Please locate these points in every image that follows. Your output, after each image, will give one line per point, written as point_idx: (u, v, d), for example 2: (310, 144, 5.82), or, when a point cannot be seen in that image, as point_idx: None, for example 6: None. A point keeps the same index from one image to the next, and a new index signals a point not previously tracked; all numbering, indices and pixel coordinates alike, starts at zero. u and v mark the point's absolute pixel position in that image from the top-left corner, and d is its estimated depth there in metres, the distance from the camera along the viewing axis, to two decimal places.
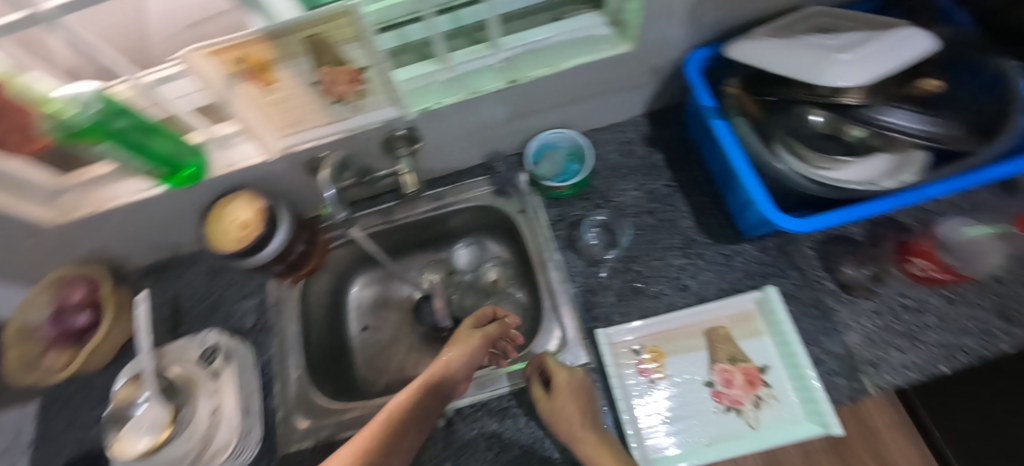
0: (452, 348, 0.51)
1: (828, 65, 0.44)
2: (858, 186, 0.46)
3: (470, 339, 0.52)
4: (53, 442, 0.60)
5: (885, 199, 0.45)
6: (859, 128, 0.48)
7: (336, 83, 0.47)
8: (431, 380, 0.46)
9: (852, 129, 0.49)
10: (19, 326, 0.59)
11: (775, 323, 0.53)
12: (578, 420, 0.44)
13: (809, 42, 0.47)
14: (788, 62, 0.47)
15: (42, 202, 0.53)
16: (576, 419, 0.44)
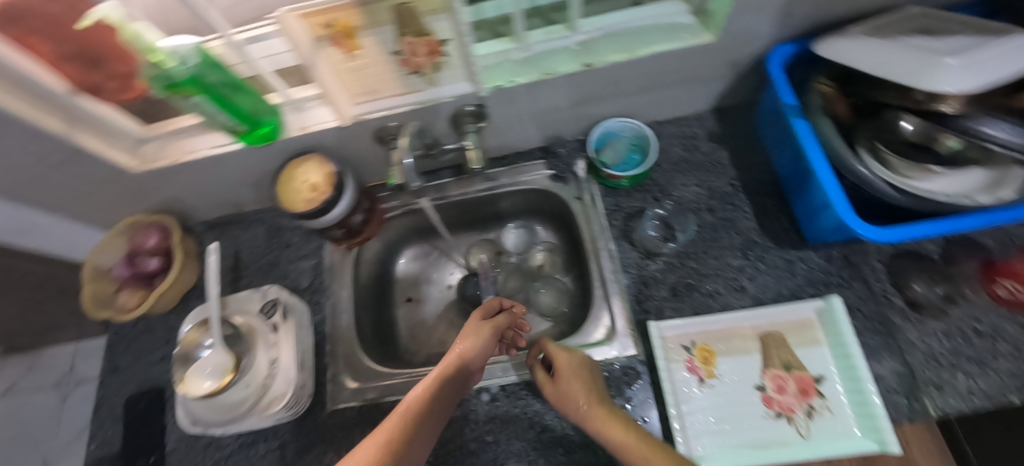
0: (463, 340, 0.51)
1: (929, 69, 0.41)
2: (948, 198, 0.43)
3: (479, 329, 0.53)
4: (120, 375, 0.64)
5: (976, 215, 0.42)
6: (956, 138, 0.41)
7: (415, 54, 0.47)
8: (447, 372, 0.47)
9: (948, 139, 0.42)
10: (94, 267, 0.63)
11: (836, 333, 0.51)
12: (584, 396, 0.45)
13: (911, 45, 0.44)
14: (884, 63, 0.44)
15: (129, 148, 0.57)
16: (582, 395, 0.45)
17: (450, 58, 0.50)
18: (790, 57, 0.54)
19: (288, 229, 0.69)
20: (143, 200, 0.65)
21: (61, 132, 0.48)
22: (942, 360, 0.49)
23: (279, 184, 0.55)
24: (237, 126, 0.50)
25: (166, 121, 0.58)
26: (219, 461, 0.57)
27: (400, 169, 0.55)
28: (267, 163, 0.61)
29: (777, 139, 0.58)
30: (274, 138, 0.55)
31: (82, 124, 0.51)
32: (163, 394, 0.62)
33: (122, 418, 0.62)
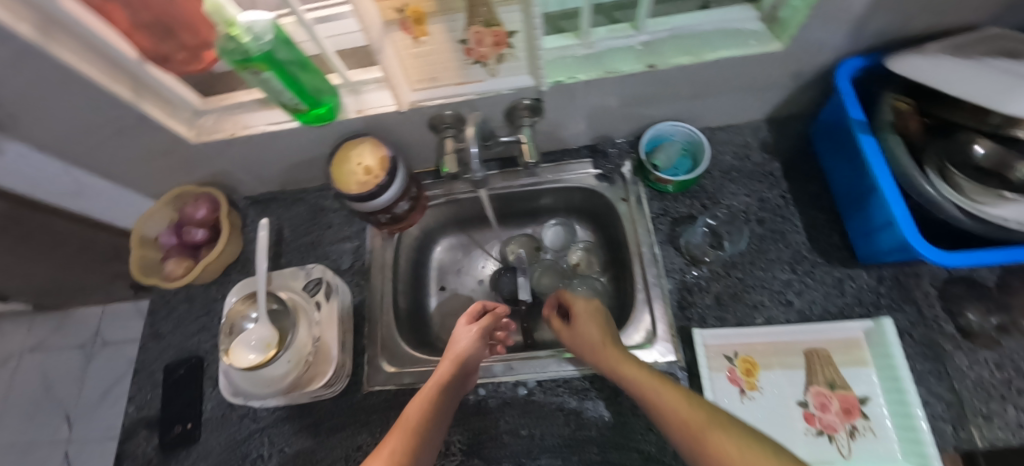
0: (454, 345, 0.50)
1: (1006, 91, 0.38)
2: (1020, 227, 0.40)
3: (466, 335, 0.51)
4: (161, 341, 0.66)
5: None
6: None
7: (481, 43, 0.47)
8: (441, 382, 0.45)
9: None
10: (141, 235, 0.64)
11: (885, 355, 0.50)
12: (598, 335, 0.48)
13: (997, 67, 0.42)
14: (959, 82, 0.42)
15: (185, 120, 0.57)
16: (596, 335, 0.49)
17: (514, 50, 0.49)
18: (860, 72, 0.53)
19: (331, 210, 0.70)
20: (193, 171, 0.66)
21: (128, 101, 0.49)
22: (993, 391, 0.48)
23: (333, 164, 0.55)
24: (298, 104, 0.51)
25: (222, 95, 0.59)
26: (254, 432, 0.58)
27: (451, 159, 0.55)
28: (317, 143, 0.61)
29: (835, 155, 0.57)
30: (331, 119, 0.55)
31: (145, 92, 0.51)
32: (201, 363, 0.63)
33: (162, 382, 0.63)
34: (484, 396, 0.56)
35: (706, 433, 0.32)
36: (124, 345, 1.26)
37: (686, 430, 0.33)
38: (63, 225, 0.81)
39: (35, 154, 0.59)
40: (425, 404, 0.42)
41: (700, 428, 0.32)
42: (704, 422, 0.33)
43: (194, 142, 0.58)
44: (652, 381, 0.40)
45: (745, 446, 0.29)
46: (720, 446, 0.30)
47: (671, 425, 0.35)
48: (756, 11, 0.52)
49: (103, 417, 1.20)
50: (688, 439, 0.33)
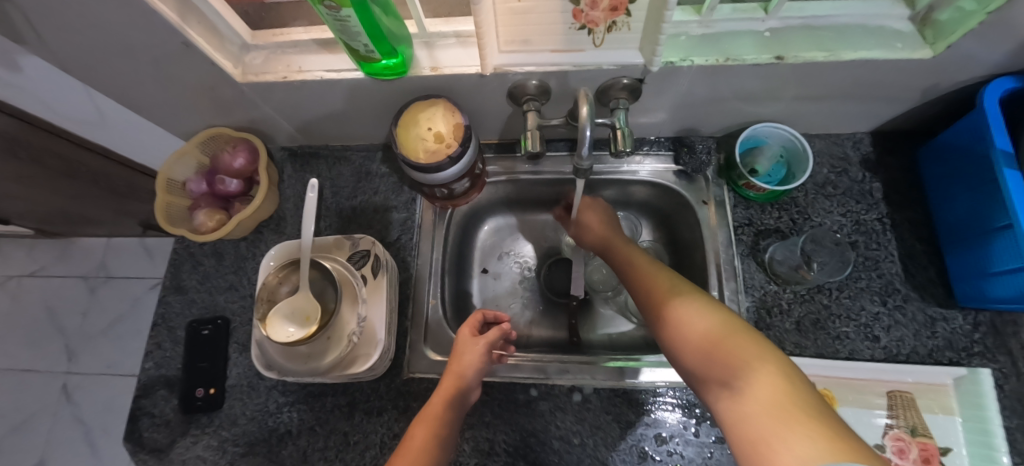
0: (456, 360, 0.46)
1: None
2: None
3: (469, 350, 0.46)
4: (185, 295, 0.61)
5: None
6: None
7: (596, 7, 0.40)
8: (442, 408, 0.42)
9: None
10: (167, 178, 0.58)
11: (977, 405, 0.47)
12: (600, 227, 0.56)
13: None
14: None
15: (232, 55, 0.50)
16: (599, 227, 0.57)
17: (630, 19, 0.42)
18: (1010, 93, 0.46)
19: (378, 176, 0.64)
20: (230, 114, 0.59)
21: (175, 24, 0.41)
22: None
23: (399, 127, 0.49)
24: (371, 52, 0.44)
25: (273, 30, 0.51)
26: (283, 406, 0.54)
27: (535, 137, 0.49)
28: (377, 99, 0.55)
29: (950, 183, 0.51)
30: (402, 73, 0.48)
31: (192, 17, 0.44)
32: (228, 325, 0.59)
33: (184, 339, 0.58)
34: (535, 397, 0.52)
35: (691, 317, 0.36)
36: (129, 283, 1.21)
37: (673, 314, 0.38)
38: (81, 154, 0.75)
39: (59, 74, 0.51)
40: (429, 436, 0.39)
41: (687, 314, 0.36)
42: (692, 306, 0.37)
43: (240, 82, 0.51)
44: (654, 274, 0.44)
45: (721, 326, 0.33)
46: (699, 327, 0.34)
47: (661, 307, 0.40)
48: (907, 9, 0.45)
49: (105, 353, 1.17)
50: (673, 320, 0.37)
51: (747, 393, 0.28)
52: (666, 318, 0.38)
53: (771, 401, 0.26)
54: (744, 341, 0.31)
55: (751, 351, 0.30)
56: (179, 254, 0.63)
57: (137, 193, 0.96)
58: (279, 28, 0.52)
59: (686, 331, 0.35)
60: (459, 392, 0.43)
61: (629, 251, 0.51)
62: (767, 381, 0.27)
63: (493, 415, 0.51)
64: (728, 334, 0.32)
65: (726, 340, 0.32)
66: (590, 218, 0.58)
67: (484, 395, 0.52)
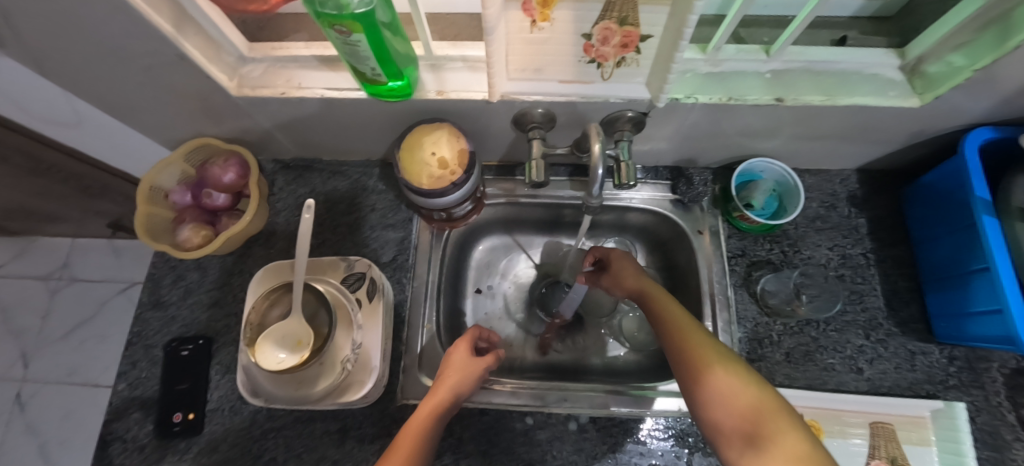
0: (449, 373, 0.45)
1: None
2: None
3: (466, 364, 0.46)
4: (165, 311, 0.58)
5: None
6: None
7: (606, 42, 0.40)
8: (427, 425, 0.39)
9: None
10: (150, 186, 0.54)
11: (953, 439, 0.49)
12: (629, 268, 0.53)
13: None
14: None
15: (227, 67, 0.48)
16: (626, 268, 0.53)
17: (639, 56, 0.43)
18: (989, 144, 0.48)
19: (374, 192, 0.63)
20: (221, 123, 0.56)
21: (170, 36, 0.40)
22: None
23: (403, 150, 0.48)
24: (377, 75, 0.43)
25: (271, 44, 0.50)
26: (269, 432, 0.52)
27: (539, 166, 0.49)
28: (379, 118, 0.53)
29: (931, 225, 0.54)
30: (406, 95, 0.47)
31: (187, 27, 0.42)
32: (211, 345, 0.56)
33: (162, 359, 0.55)
34: (532, 426, 0.52)
35: (707, 359, 0.36)
36: (96, 286, 1.14)
37: (688, 350, 0.38)
38: (55, 156, 0.70)
39: (36, 78, 0.48)
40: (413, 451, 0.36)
41: (703, 353, 0.37)
42: (706, 345, 0.38)
43: (235, 95, 0.49)
44: (666, 307, 0.44)
45: (730, 373, 0.35)
46: (709, 370, 0.36)
47: (675, 343, 0.40)
48: (898, 59, 0.47)
49: (67, 359, 1.09)
50: (687, 359, 0.38)
51: (762, 443, 0.30)
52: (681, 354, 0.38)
53: (791, 455, 0.27)
54: (759, 394, 0.33)
55: (763, 407, 0.32)
56: (159, 267, 0.60)
57: (110, 193, 0.90)
58: (278, 41, 0.50)
59: (698, 376, 0.36)
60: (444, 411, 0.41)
61: (653, 293, 0.47)
62: (783, 434, 0.29)
63: (490, 444, 0.51)
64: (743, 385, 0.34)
65: (736, 390, 0.33)
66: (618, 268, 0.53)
67: (480, 423, 0.52)
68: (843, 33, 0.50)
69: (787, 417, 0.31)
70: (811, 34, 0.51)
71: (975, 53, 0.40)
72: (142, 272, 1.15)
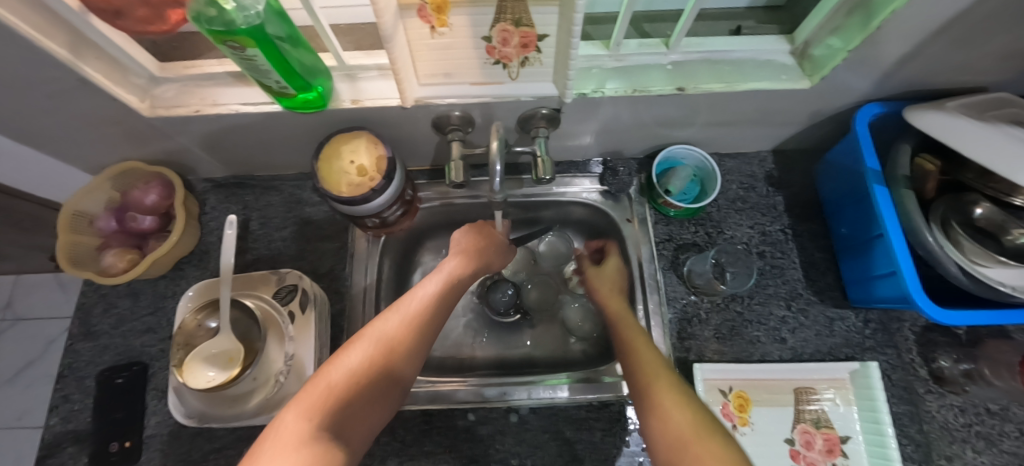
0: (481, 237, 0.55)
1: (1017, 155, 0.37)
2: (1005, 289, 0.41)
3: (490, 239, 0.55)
4: (96, 341, 0.56)
5: (996, 311, 0.42)
6: (963, 240, 0.44)
7: (507, 43, 0.42)
8: (453, 276, 0.47)
9: (958, 239, 0.44)
10: (74, 212, 0.53)
11: (869, 397, 0.52)
12: (607, 290, 0.57)
13: (1005, 131, 0.40)
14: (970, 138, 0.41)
15: (138, 89, 0.48)
16: (605, 288, 0.57)
17: (541, 55, 0.44)
18: (877, 118, 0.52)
19: (309, 204, 0.63)
20: (144, 146, 0.56)
21: (67, 62, 0.39)
22: (956, 434, 0.51)
23: (322, 161, 0.49)
24: (285, 88, 0.43)
25: (185, 63, 0.49)
26: (209, 454, 0.51)
27: (458, 167, 0.51)
28: (302, 130, 0.54)
29: (838, 198, 0.57)
30: (322, 106, 0.48)
31: (87, 52, 0.41)
32: (146, 371, 0.55)
33: (94, 390, 0.54)
34: (474, 422, 0.52)
35: (655, 382, 0.40)
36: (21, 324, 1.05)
37: (641, 372, 0.42)
38: None
39: None
40: (438, 289, 0.44)
41: (653, 377, 0.40)
42: (660, 374, 0.41)
43: (148, 116, 0.49)
44: (628, 329, 0.48)
45: (672, 395, 0.38)
46: (657, 393, 0.39)
47: (633, 367, 0.43)
48: (788, 44, 0.50)
49: None
50: (641, 379, 0.41)
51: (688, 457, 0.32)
52: (639, 379, 0.41)
53: None
54: (693, 415, 0.35)
55: (698, 431, 0.33)
56: (89, 296, 0.58)
57: (42, 226, 0.86)
58: (190, 59, 0.50)
59: (647, 395, 0.39)
60: (472, 268, 0.49)
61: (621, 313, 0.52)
62: (704, 450, 0.31)
63: (433, 444, 0.51)
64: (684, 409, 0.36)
65: (675, 412, 0.36)
66: (604, 281, 0.58)
67: (422, 425, 0.52)
68: (739, 23, 0.53)
69: (713, 434, 0.33)
70: (709, 25, 0.54)
71: (846, 35, 0.43)
72: (72, 305, 1.07)
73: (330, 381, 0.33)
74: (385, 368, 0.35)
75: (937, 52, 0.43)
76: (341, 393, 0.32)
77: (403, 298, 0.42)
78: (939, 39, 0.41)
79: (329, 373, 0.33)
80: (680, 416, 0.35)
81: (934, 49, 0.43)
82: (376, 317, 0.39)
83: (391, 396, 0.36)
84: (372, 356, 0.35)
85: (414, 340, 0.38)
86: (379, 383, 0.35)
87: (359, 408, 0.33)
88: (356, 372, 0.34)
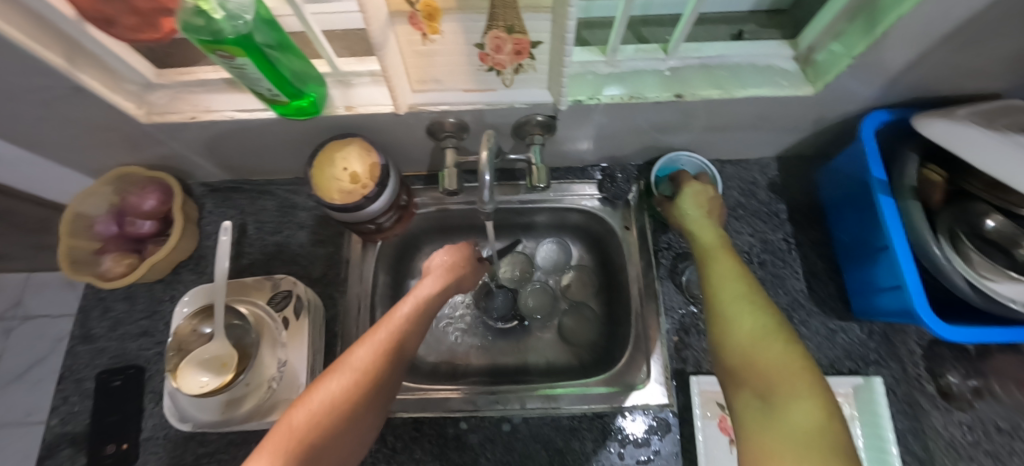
0: (448, 257, 0.54)
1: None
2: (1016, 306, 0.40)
3: (457, 258, 0.54)
4: (94, 345, 0.57)
5: (1008, 328, 0.41)
6: (973, 253, 0.42)
7: (499, 51, 0.41)
8: (425, 297, 0.45)
9: (968, 251, 0.43)
10: (74, 215, 0.54)
11: (871, 412, 0.50)
12: (701, 214, 0.49)
13: (1018, 141, 0.39)
14: (982, 148, 0.39)
15: (133, 95, 0.48)
16: (699, 212, 0.50)
17: (534, 62, 0.43)
18: (885, 125, 0.51)
19: (305, 209, 0.63)
20: (141, 151, 0.56)
21: (62, 70, 0.40)
22: (963, 451, 0.49)
23: (315, 167, 0.49)
24: (277, 95, 0.43)
25: (180, 69, 0.50)
26: (202, 457, 0.51)
27: (451, 175, 0.52)
28: (296, 135, 0.54)
29: (842, 207, 0.56)
30: (314, 113, 0.48)
31: (82, 60, 0.42)
32: (141, 375, 0.55)
33: (92, 392, 0.55)
34: (465, 430, 0.52)
35: (727, 288, 0.38)
36: (26, 322, 1.07)
37: (714, 277, 0.40)
38: None
39: None
40: (413, 313, 0.42)
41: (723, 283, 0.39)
42: (731, 281, 0.39)
43: (144, 122, 0.49)
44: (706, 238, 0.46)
45: (747, 300, 0.36)
46: (730, 295, 0.37)
47: (705, 274, 0.42)
48: (790, 50, 0.49)
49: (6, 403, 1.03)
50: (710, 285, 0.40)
51: (757, 357, 0.32)
52: (708, 286, 0.40)
53: (781, 371, 0.30)
54: (766, 321, 0.34)
55: (766, 336, 0.33)
56: (88, 299, 0.59)
57: (50, 228, 0.87)
58: (186, 66, 0.50)
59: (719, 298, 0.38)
60: (442, 290, 0.48)
61: (695, 222, 0.49)
62: (775, 352, 0.32)
63: (425, 452, 0.51)
64: (752, 316, 0.35)
65: (748, 318, 0.35)
66: (690, 205, 0.51)
67: (414, 432, 0.52)
68: (740, 27, 0.52)
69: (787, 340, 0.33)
70: (709, 30, 0.52)
71: (848, 41, 0.42)
72: (76, 304, 1.09)
73: (293, 423, 0.31)
74: (355, 405, 0.34)
75: (945, 59, 0.42)
76: (305, 436, 0.31)
77: (375, 327, 0.40)
78: (948, 45, 0.39)
79: (294, 415, 0.32)
80: (745, 322, 0.35)
81: (942, 55, 0.41)
82: (347, 351, 0.37)
83: (353, 434, 0.34)
84: (340, 391, 0.34)
85: (382, 373, 0.37)
86: (344, 424, 0.33)
87: (323, 448, 0.32)
88: (319, 410, 0.32)
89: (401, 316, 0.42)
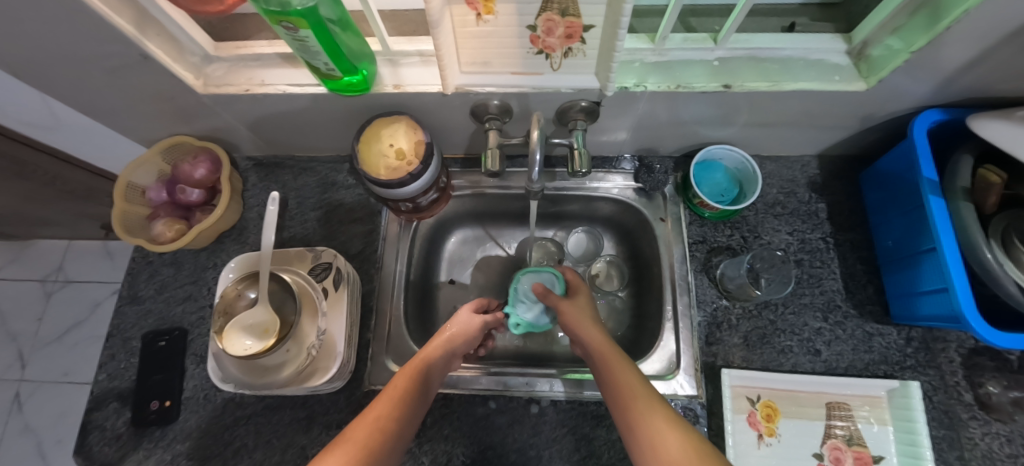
0: (455, 325, 0.52)
1: None
2: None
3: (465, 320, 0.53)
4: (141, 306, 0.60)
5: None
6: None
7: (550, 33, 0.41)
8: (423, 363, 0.44)
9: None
10: (128, 182, 0.57)
11: (907, 418, 0.49)
12: (584, 315, 0.51)
13: None
14: None
15: (191, 66, 0.50)
16: (583, 313, 0.51)
17: (584, 46, 0.43)
18: (937, 125, 0.49)
19: (343, 187, 0.65)
20: (192, 123, 0.58)
21: (133, 37, 0.41)
22: (1000, 464, 0.48)
23: (361, 142, 0.50)
24: (331, 70, 0.44)
25: (236, 43, 0.51)
26: (240, 419, 0.53)
27: (494, 156, 0.52)
28: (342, 113, 0.55)
29: (886, 208, 0.55)
30: (364, 90, 0.49)
31: (150, 28, 0.43)
32: (185, 337, 0.58)
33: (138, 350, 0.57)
34: (493, 410, 0.53)
35: (627, 389, 0.37)
36: (68, 285, 1.12)
37: (614, 380, 0.39)
38: (41, 160, 0.72)
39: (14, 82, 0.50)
40: (409, 383, 0.41)
41: (629, 387, 0.37)
42: (630, 379, 0.38)
43: (201, 93, 0.51)
44: (595, 340, 0.46)
45: (642, 405, 0.34)
46: (631, 402, 0.35)
47: (605, 376, 0.40)
48: (845, 44, 0.47)
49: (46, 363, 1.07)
50: (618, 392, 0.38)
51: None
52: (611, 388, 0.38)
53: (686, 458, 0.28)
54: (674, 427, 0.31)
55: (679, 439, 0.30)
56: (137, 263, 0.62)
57: (97, 196, 0.91)
58: (241, 40, 0.52)
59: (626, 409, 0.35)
60: (441, 356, 0.46)
61: (579, 320, 0.49)
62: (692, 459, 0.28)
63: (452, 428, 0.52)
64: (662, 421, 0.32)
65: (650, 421, 0.32)
66: (580, 306, 0.52)
67: (443, 409, 0.53)
68: (792, 20, 0.52)
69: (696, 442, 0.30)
70: (760, 22, 0.52)
71: (909, 35, 0.40)
72: (115, 271, 1.13)
73: None
74: None
75: (1012, 58, 0.40)
76: None
77: (374, 401, 0.38)
78: (1018, 44, 0.38)
79: None
80: (657, 428, 0.32)
81: (1009, 54, 0.40)
82: (348, 425, 0.35)
83: None
84: None
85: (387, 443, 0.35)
86: None
87: None
88: None
89: (399, 385, 0.41)
